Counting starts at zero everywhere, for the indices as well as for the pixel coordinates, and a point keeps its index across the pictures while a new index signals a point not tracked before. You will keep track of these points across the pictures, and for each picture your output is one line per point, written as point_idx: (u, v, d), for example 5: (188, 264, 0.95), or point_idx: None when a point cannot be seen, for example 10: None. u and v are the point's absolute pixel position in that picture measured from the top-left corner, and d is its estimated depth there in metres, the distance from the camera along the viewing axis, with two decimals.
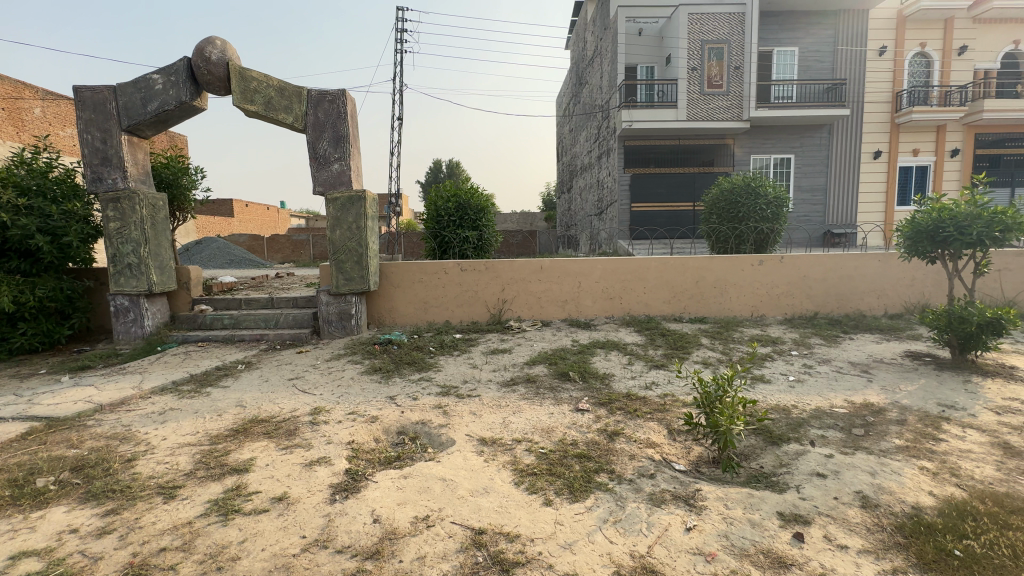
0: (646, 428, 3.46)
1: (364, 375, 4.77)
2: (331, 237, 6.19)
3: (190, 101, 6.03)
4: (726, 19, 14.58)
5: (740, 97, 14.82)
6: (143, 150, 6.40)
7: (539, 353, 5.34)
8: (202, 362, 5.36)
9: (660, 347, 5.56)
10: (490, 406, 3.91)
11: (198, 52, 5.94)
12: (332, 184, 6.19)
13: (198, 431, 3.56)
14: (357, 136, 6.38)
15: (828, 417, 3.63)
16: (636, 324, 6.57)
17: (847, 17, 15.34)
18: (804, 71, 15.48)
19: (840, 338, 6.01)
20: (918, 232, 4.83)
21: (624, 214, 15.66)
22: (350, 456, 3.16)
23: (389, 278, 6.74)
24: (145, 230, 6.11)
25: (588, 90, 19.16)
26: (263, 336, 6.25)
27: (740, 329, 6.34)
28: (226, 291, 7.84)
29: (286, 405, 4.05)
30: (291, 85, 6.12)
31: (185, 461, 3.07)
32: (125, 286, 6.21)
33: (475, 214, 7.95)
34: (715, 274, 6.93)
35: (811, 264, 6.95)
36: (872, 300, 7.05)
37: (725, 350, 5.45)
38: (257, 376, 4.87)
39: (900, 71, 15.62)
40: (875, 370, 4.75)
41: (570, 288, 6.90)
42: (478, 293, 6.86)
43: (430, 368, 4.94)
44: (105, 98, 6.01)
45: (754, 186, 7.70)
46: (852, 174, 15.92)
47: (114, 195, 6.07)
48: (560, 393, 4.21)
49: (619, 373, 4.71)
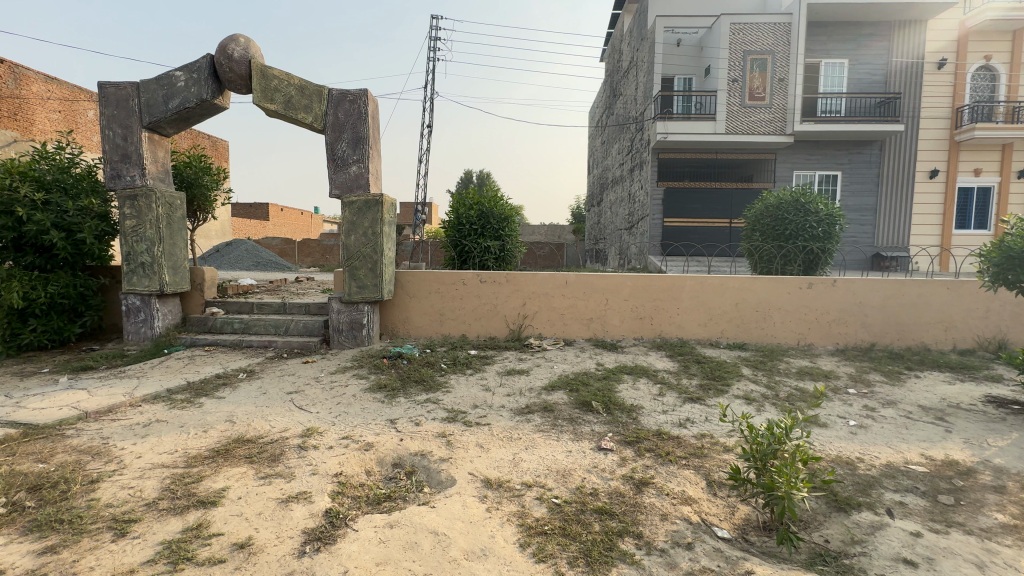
0: (680, 478, 2.92)
1: (366, 393, 4.38)
2: (345, 242, 5.91)
3: (211, 99, 5.91)
4: (770, 30, 13.96)
5: (783, 110, 14.09)
6: (164, 148, 6.32)
7: (559, 377, 4.85)
8: (204, 368, 5.11)
9: (696, 377, 4.98)
10: (499, 439, 3.44)
11: (221, 49, 5.81)
12: (349, 187, 5.92)
13: (175, 450, 3.22)
14: (377, 138, 6.11)
15: (905, 478, 3.01)
16: (667, 348, 6.01)
17: (902, 29, 14.44)
18: (855, 84, 14.61)
19: (904, 375, 5.29)
20: (1010, 258, 4.16)
21: (656, 228, 15.05)
22: (334, 492, 2.74)
23: (404, 288, 6.41)
24: (160, 228, 5.98)
25: (622, 102, 18.75)
26: (271, 343, 6.00)
27: (785, 360, 5.68)
28: (240, 294, 7.69)
29: (277, 424, 3.69)
30: (312, 83, 5.91)
31: (151, 487, 2.72)
32: (137, 285, 6.07)
33: (497, 224, 7.56)
34: (757, 296, 6.29)
35: (867, 290, 6.23)
36: (938, 332, 6.27)
37: (770, 384, 4.81)
38: (255, 388, 4.55)
39: (961, 85, 14.54)
40: (953, 419, 4.06)
41: (596, 305, 6.40)
42: (497, 307, 6.44)
43: (439, 389, 4.51)
44: (128, 94, 5.94)
45: (804, 202, 7.01)
46: (905, 193, 14.88)
47: (131, 192, 5.97)
48: (580, 426, 3.71)
49: (649, 405, 4.17)
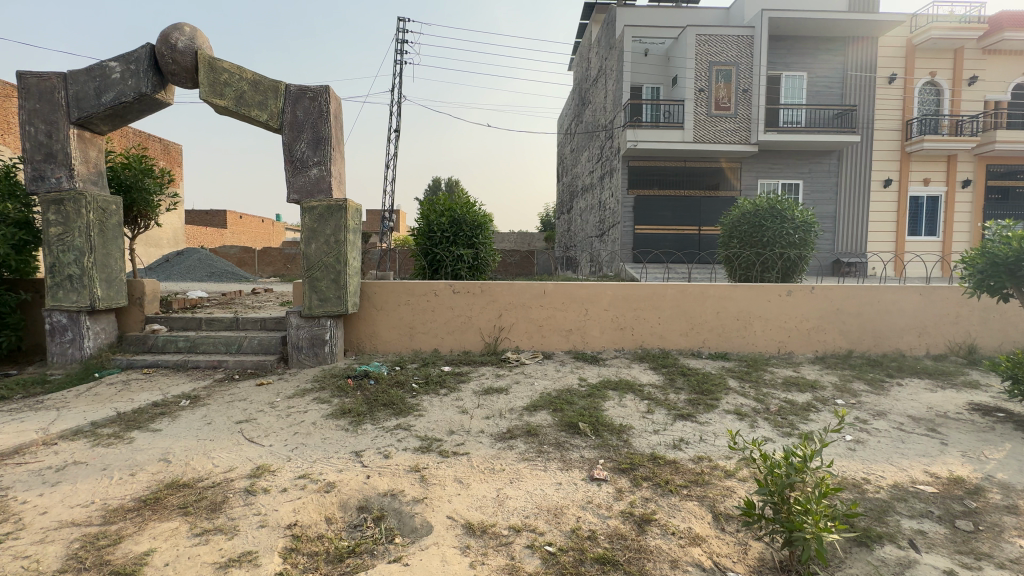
0: (684, 513, 2.62)
1: (328, 420, 3.91)
2: (305, 251, 5.41)
3: (151, 93, 5.32)
4: (734, 42, 14.27)
5: (748, 120, 14.38)
6: (97, 147, 5.66)
7: (541, 395, 4.50)
8: (140, 395, 4.49)
9: (684, 392, 4.73)
10: (480, 471, 3.06)
11: (163, 39, 5.25)
12: (308, 191, 5.43)
13: (92, 503, 2.67)
14: (340, 139, 5.66)
15: (916, 501, 2.81)
16: (650, 360, 5.77)
17: (855, 44, 15.06)
18: (814, 96, 15.10)
19: (887, 383, 5.22)
20: (994, 265, 4.12)
21: (627, 236, 15.02)
22: (286, 550, 2.30)
23: (371, 300, 5.96)
24: (91, 236, 5.32)
25: (591, 110, 18.80)
26: (221, 363, 5.41)
27: (769, 370, 5.54)
28: (187, 308, 7.01)
29: (221, 462, 3.18)
30: (267, 78, 5.41)
31: (52, 556, 2.21)
32: (64, 300, 5.37)
33: (470, 231, 7.21)
34: (738, 305, 6.16)
35: (845, 296, 6.20)
36: (912, 338, 6.30)
37: (759, 397, 4.62)
38: (198, 418, 3.99)
39: (910, 99, 15.24)
40: (946, 430, 3.94)
41: (575, 316, 6.12)
42: (472, 319, 6.06)
43: (410, 413, 4.08)
44: (53, 86, 5.28)
45: (780, 209, 6.99)
46: (862, 201, 15.42)
47: (56, 196, 5.29)
48: (568, 452, 3.37)
49: (639, 425, 3.88)
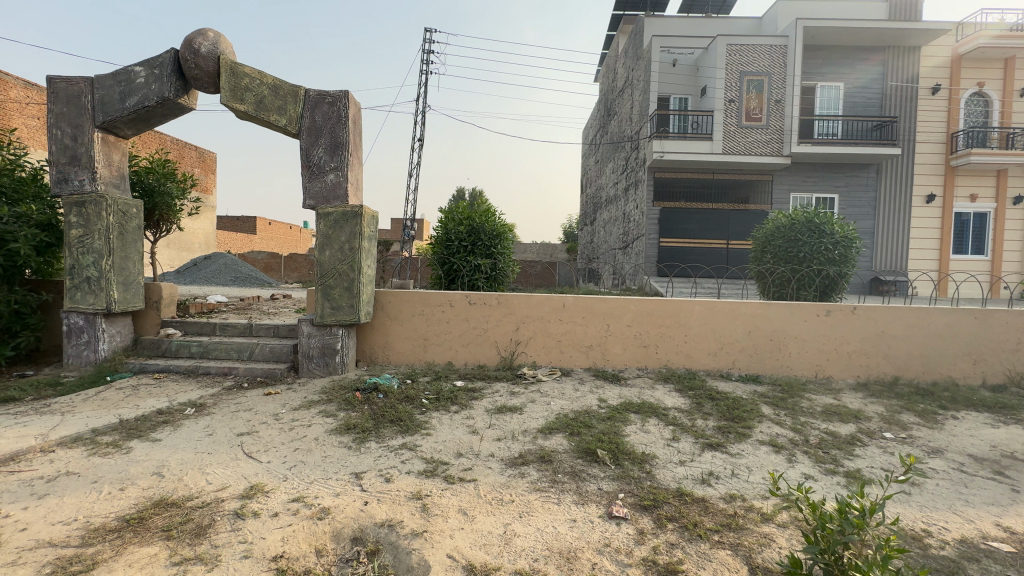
0: (716, 564, 2.30)
1: (331, 436, 3.72)
2: (318, 257, 5.29)
3: (173, 98, 5.34)
4: (767, 52, 13.84)
5: (780, 131, 13.88)
6: (120, 151, 5.71)
7: (557, 417, 4.21)
8: (145, 401, 4.40)
9: (712, 418, 4.37)
10: (486, 502, 2.80)
11: (187, 44, 5.27)
12: (324, 197, 5.33)
13: (74, 520, 2.52)
14: (359, 145, 5.56)
15: (992, 562, 2.41)
16: (675, 380, 5.42)
17: (896, 54, 14.44)
18: (851, 107, 14.52)
19: (940, 416, 4.74)
20: None
21: (651, 249, 14.61)
22: None
23: (385, 309, 5.81)
24: (110, 239, 5.32)
25: (616, 121, 18.54)
26: (231, 371, 5.31)
27: (807, 396, 5.11)
28: (204, 312, 7.01)
29: (215, 479, 3.01)
30: (287, 83, 5.35)
31: None
32: (81, 302, 5.38)
33: (489, 241, 7.01)
34: (772, 324, 5.76)
35: (890, 318, 5.73)
36: (965, 366, 5.78)
37: (797, 426, 4.23)
38: (200, 428, 3.86)
39: (955, 110, 14.48)
40: (1015, 474, 3.49)
41: (596, 331, 5.82)
42: (488, 332, 5.83)
43: (418, 431, 3.85)
44: (80, 91, 5.34)
45: (818, 223, 6.57)
46: (902, 217, 14.67)
47: (78, 199, 5.33)
48: (584, 483, 3.07)
49: (663, 455, 3.56)
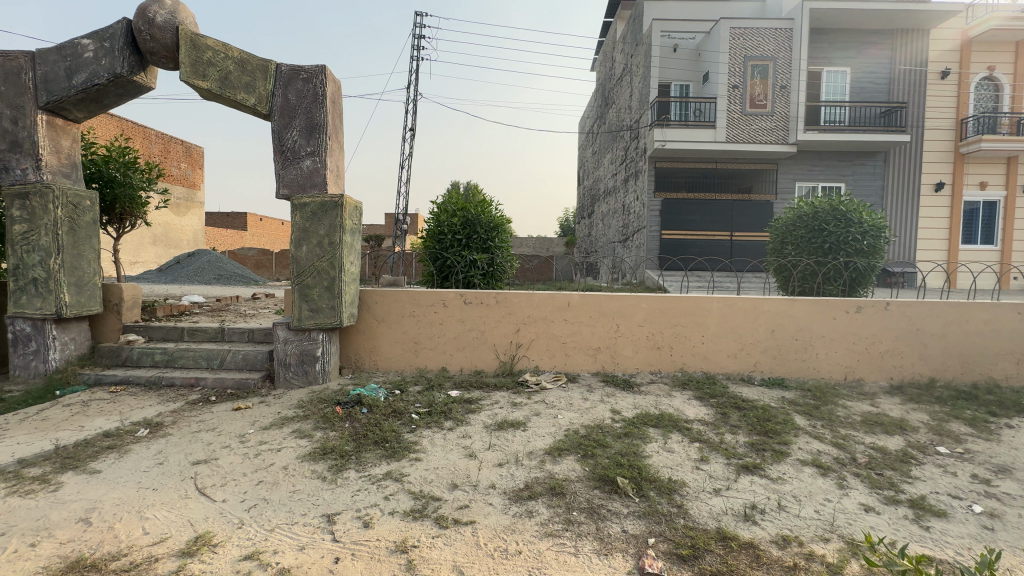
0: None
1: (303, 464, 3.16)
2: (295, 254, 4.70)
3: (127, 75, 4.71)
4: (771, 36, 13.26)
5: (786, 118, 13.32)
6: (70, 136, 5.08)
7: (565, 434, 3.67)
8: (93, 421, 3.83)
9: (742, 432, 3.84)
10: (488, 556, 2.25)
11: (141, 12, 4.65)
12: (300, 185, 4.73)
13: None
14: (338, 128, 4.97)
15: None
16: (693, 386, 4.91)
17: (904, 37, 13.90)
18: (858, 92, 13.98)
19: (995, 424, 4.23)
20: None
21: (654, 241, 14.11)
22: None
23: (371, 311, 5.25)
24: (58, 235, 4.71)
25: (615, 110, 17.93)
26: (198, 381, 4.74)
27: (842, 404, 4.58)
28: (173, 315, 6.42)
29: (153, 528, 2.44)
30: (256, 57, 4.74)
31: None
32: (27, 307, 4.78)
33: (485, 234, 6.45)
34: (798, 324, 5.24)
35: (926, 314, 5.22)
36: (1008, 365, 5.28)
37: (839, 441, 3.71)
38: (149, 456, 3.28)
39: (964, 95, 13.94)
40: None
41: (604, 332, 5.28)
42: (485, 334, 5.28)
43: (405, 456, 3.29)
44: (19, 67, 4.71)
45: (844, 212, 6.05)
46: (910, 205, 14.20)
47: (21, 189, 4.71)
48: (605, 524, 2.53)
49: (693, 482, 3.02)
